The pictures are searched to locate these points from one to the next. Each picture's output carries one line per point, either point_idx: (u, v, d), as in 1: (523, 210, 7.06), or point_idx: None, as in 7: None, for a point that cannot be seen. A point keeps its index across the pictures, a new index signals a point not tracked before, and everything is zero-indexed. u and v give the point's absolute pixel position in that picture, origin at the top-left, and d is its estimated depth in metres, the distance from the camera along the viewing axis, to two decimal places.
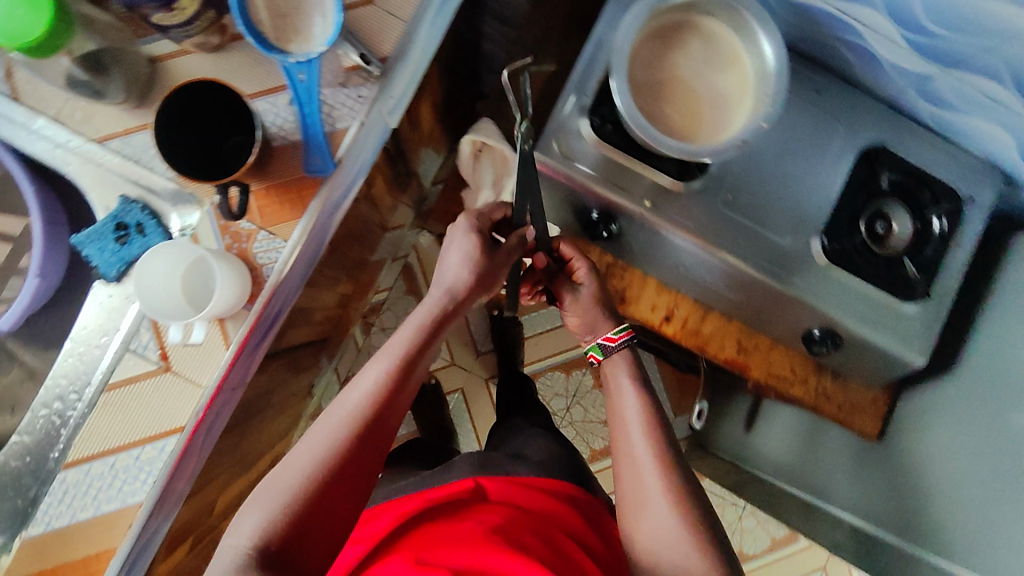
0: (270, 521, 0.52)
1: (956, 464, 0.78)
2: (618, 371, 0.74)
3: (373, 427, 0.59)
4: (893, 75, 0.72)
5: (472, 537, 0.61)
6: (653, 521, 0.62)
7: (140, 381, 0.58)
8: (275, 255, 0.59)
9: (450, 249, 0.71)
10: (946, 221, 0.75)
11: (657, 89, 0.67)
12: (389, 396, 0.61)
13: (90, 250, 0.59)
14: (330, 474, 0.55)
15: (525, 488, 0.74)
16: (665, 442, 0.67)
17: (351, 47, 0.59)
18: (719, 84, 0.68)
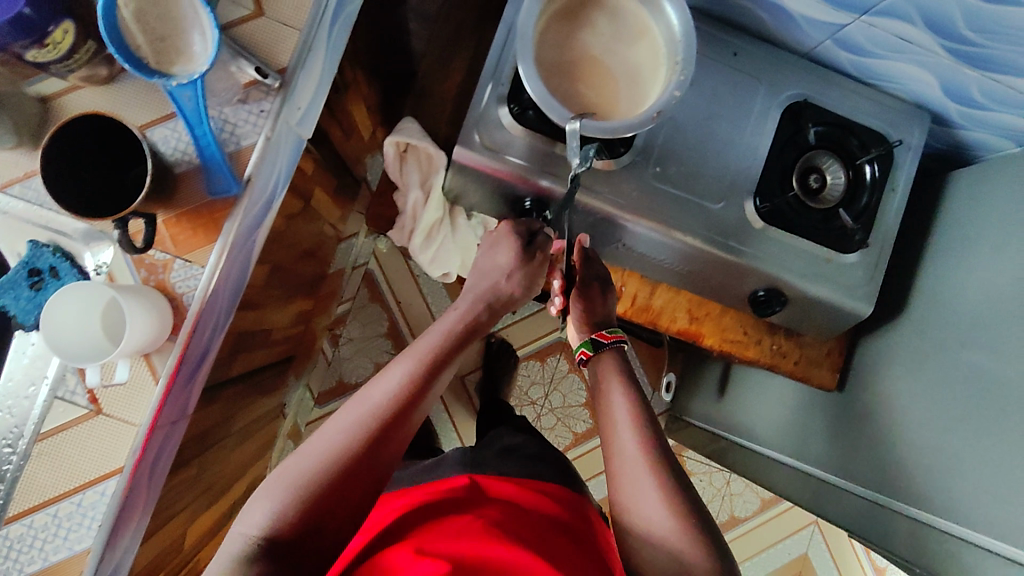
0: (285, 509, 0.49)
1: (919, 405, 0.78)
2: (608, 370, 0.70)
3: (400, 426, 0.56)
4: (807, 28, 0.72)
5: (470, 529, 0.61)
6: (645, 510, 0.60)
7: (73, 427, 0.57)
8: (193, 282, 0.58)
9: (489, 254, 0.70)
10: (876, 166, 0.75)
11: (569, 68, 0.65)
12: (419, 393, 0.58)
13: (5, 300, 0.57)
14: (349, 469, 0.52)
15: (518, 484, 0.74)
16: (652, 435, 0.64)
17: (247, 62, 0.58)
18: (632, 57, 0.66)
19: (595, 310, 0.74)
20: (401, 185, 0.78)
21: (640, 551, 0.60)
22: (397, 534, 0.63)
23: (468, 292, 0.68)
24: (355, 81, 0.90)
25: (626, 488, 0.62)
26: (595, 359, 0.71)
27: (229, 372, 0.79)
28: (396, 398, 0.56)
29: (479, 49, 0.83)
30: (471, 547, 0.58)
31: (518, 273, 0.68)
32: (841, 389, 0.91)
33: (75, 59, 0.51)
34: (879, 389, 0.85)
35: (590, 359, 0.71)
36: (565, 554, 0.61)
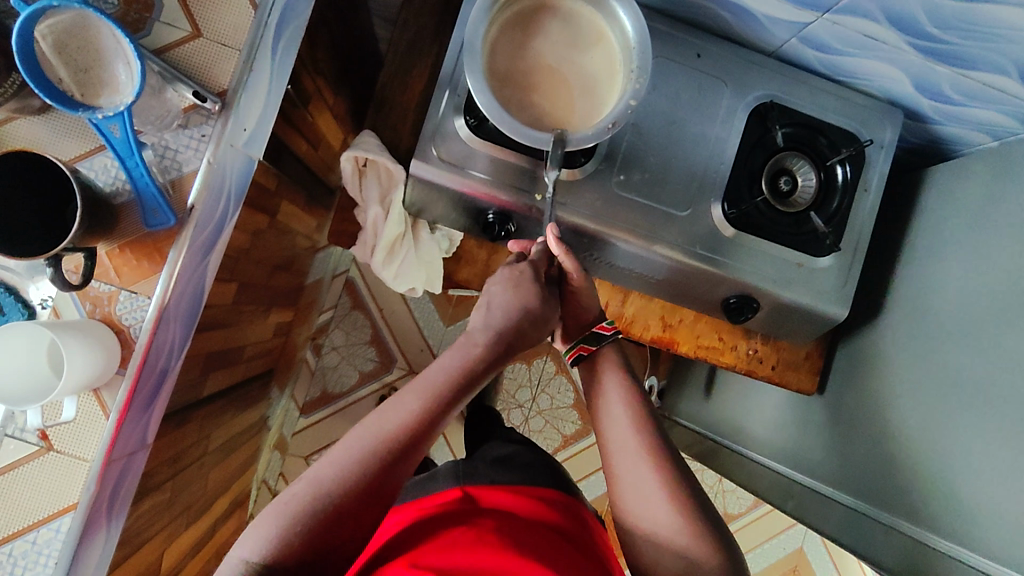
0: (277, 541, 0.46)
1: (899, 407, 0.76)
2: (603, 362, 0.63)
3: (403, 462, 0.52)
4: (770, 26, 0.69)
5: (466, 542, 0.61)
6: (653, 512, 0.54)
7: (23, 465, 0.56)
8: (141, 314, 0.58)
9: (501, 282, 0.60)
10: (848, 167, 0.73)
11: (523, 78, 0.63)
12: (428, 429, 0.53)
13: None
14: (347, 504, 0.49)
15: (509, 493, 0.73)
16: (653, 431, 0.58)
17: (184, 86, 0.57)
18: (588, 64, 0.64)
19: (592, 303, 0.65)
20: (361, 200, 0.77)
21: (652, 558, 0.54)
22: (394, 555, 0.62)
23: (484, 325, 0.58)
24: (319, 92, 0.88)
25: (627, 490, 0.56)
26: (596, 355, 0.63)
27: (199, 395, 0.78)
28: (403, 433, 0.52)
29: (441, 56, 0.81)
30: (467, 559, 0.58)
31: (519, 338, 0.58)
32: (822, 391, 0.90)
33: (1, 91, 0.50)
34: (860, 390, 0.83)
35: (591, 355, 0.63)
36: (559, 559, 0.60)
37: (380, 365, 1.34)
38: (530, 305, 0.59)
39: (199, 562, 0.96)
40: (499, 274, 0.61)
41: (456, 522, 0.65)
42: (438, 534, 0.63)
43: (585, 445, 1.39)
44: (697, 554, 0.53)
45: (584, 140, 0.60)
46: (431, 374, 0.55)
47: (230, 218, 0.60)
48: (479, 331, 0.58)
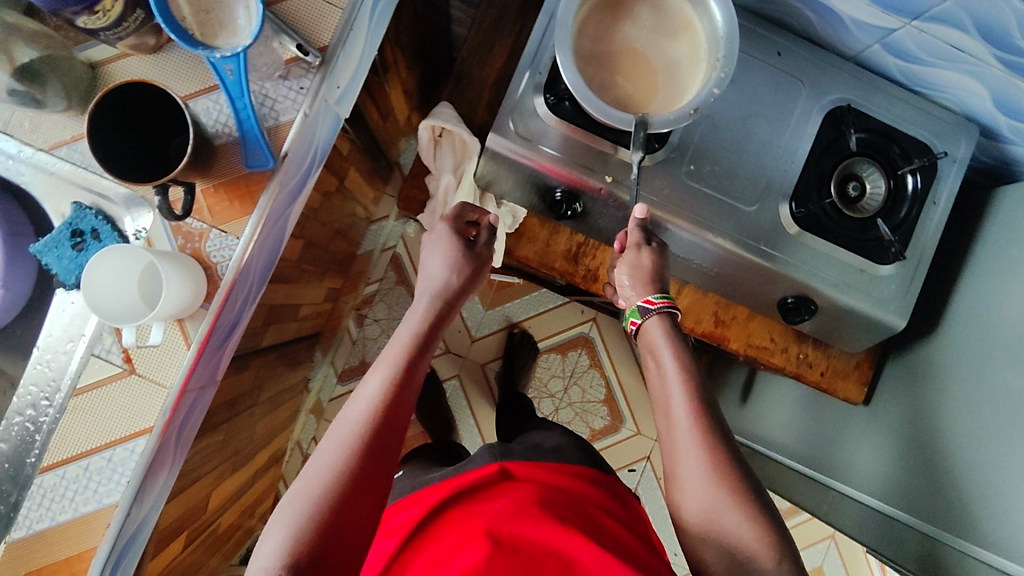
0: (302, 523, 0.48)
1: (949, 423, 0.76)
2: (656, 339, 0.63)
3: (391, 429, 0.55)
4: (854, 29, 0.70)
5: (507, 510, 0.61)
6: (700, 492, 0.55)
7: (107, 385, 0.59)
8: (228, 253, 0.60)
9: (430, 254, 0.70)
10: (919, 177, 0.73)
11: (608, 59, 0.64)
12: (401, 396, 0.57)
13: (48, 258, 0.59)
14: (354, 479, 0.51)
15: (549, 470, 0.74)
16: (706, 413, 0.58)
17: (289, 39, 0.59)
18: (673, 51, 0.65)
19: (644, 275, 0.66)
20: (435, 169, 0.81)
21: (704, 542, 0.54)
22: (435, 532, 0.63)
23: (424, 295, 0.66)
24: (396, 63, 0.91)
25: (679, 473, 0.56)
26: (643, 329, 0.65)
27: (258, 343, 0.80)
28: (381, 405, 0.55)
29: (520, 37, 0.83)
30: (508, 527, 0.58)
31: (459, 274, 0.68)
32: (867, 402, 0.90)
33: (124, 26, 0.53)
34: (909, 404, 0.83)
35: (639, 329, 0.66)
36: (604, 535, 0.61)
37: None
38: (458, 257, 0.68)
39: (237, 510, 0.99)
40: (427, 246, 0.71)
41: (501, 493, 0.66)
42: (484, 503, 0.64)
43: (613, 441, 1.39)
44: (748, 540, 0.52)
45: (664, 124, 0.61)
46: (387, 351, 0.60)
47: (313, 172, 0.65)
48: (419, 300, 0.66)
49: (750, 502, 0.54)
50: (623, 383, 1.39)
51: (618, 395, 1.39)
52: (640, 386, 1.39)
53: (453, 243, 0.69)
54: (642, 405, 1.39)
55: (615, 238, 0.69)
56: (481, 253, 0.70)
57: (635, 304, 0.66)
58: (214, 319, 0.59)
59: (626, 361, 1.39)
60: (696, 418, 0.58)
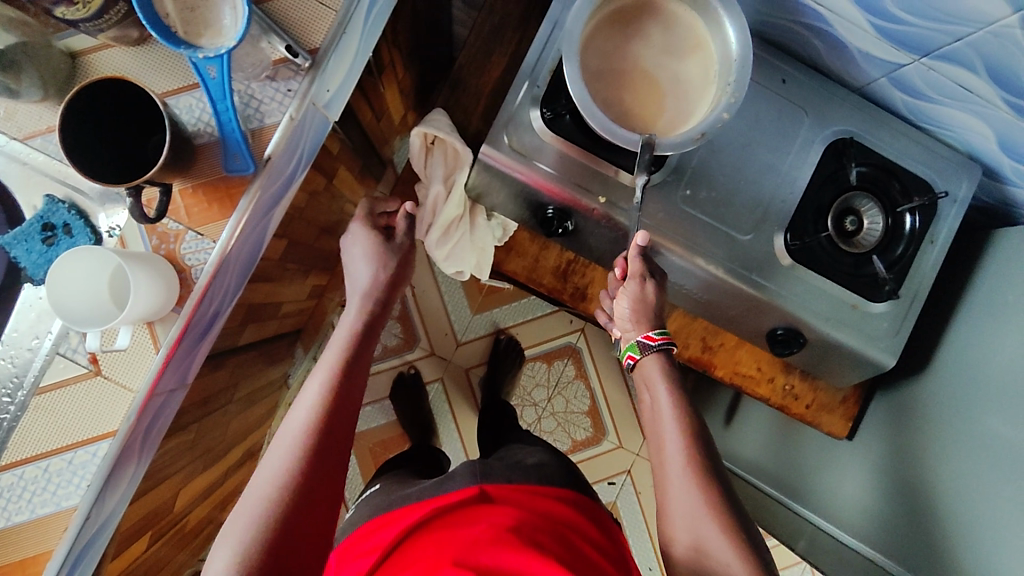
0: (250, 543, 0.47)
1: (933, 465, 0.75)
2: (652, 376, 0.64)
3: (336, 438, 0.55)
4: (862, 62, 0.69)
5: (483, 535, 0.61)
6: (692, 524, 0.54)
7: (71, 385, 0.57)
8: (203, 256, 0.58)
9: (352, 250, 0.72)
10: (917, 217, 0.72)
11: (615, 76, 0.63)
12: (341, 405, 0.58)
13: (17, 251, 0.57)
14: (300, 491, 0.51)
15: (527, 492, 0.73)
16: (701, 450, 0.59)
17: (278, 39, 0.57)
18: (682, 71, 0.64)
19: (645, 308, 0.65)
20: (425, 177, 0.79)
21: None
22: (410, 553, 0.62)
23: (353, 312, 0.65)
24: (393, 64, 0.89)
25: (671, 503, 0.57)
26: (642, 363, 0.66)
27: (235, 342, 0.78)
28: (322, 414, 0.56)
29: (521, 46, 0.81)
30: (484, 553, 0.57)
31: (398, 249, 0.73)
32: (852, 437, 0.89)
33: (106, 19, 0.51)
34: (894, 442, 0.82)
35: (636, 364, 0.66)
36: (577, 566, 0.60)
37: (402, 342, 1.34)
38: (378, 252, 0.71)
39: (207, 506, 0.98)
40: (347, 247, 0.73)
41: (476, 516, 0.65)
42: (459, 527, 0.64)
43: (594, 454, 1.37)
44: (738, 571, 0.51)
45: (670, 147, 0.59)
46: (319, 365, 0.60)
47: (299, 173, 0.63)
48: (350, 312, 0.66)
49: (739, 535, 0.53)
50: (607, 396, 1.38)
51: (602, 408, 1.38)
52: (625, 399, 1.38)
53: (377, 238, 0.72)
54: (626, 419, 1.38)
55: (615, 262, 0.67)
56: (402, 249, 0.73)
57: (636, 338, 0.66)
58: (190, 317, 0.57)
59: (612, 374, 1.38)
60: (688, 453, 0.58)
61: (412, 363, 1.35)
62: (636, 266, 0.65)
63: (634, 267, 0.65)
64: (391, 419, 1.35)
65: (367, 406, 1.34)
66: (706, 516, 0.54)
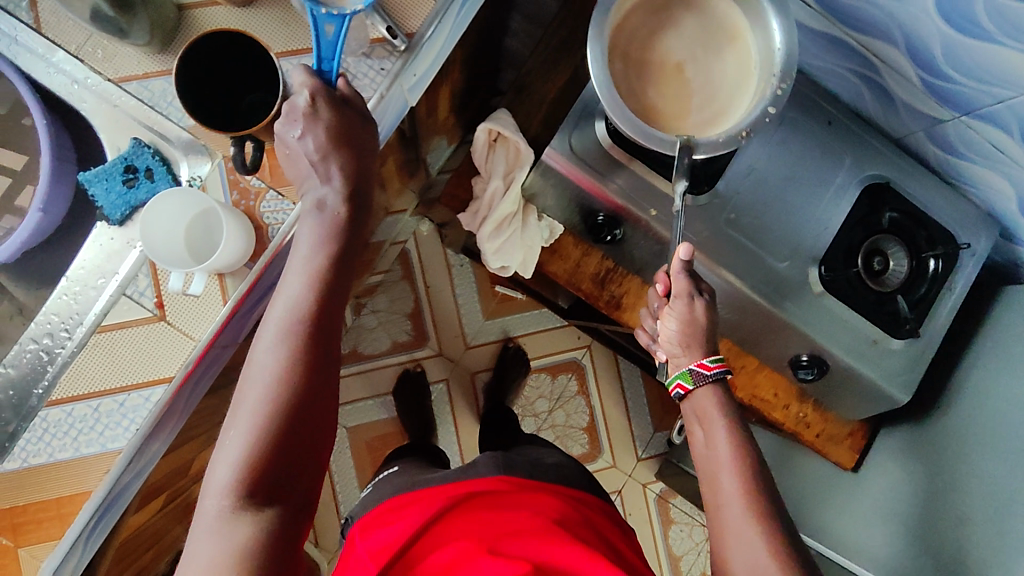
0: (247, 460, 0.46)
1: (940, 505, 0.79)
2: (707, 409, 0.67)
3: (328, 339, 0.51)
4: (905, 115, 0.74)
5: (527, 525, 0.65)
6: (745, 554, 0.59)
7: (132, 327, 0.57)
8: (282, 217, 0.59)
9: (291, 121, 0.52)
10: (941, 263, 0.77)
11: (654, 73, 0.64)
12: (333, 289, 0.52)
13: (96, 189, 0.57)
14: (297, 401, 0.48)
15: (554, 491, 0.75)
16: (753, 477, 0.62)
17: (380, 19, 0.60)
18: (724, 62, 0.64)
19: (695, 328, 0.68)
20: (484, 171, 0.78)
21: None
22: (452, 530, 0.66)
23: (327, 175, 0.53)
24: (455, 62, 0.92)
25: (725, 515, 0.61)
26: (693, 395, 0.69)
27: None
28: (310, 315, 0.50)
29: (583, 61, 0.85)
30: (534, 547, 0.61)
31: (320, 107, 0.52)
32: (856, 469, 0.91)
33: None
34: (895, 480, 0.86)
35: (688, 394, 0.69)
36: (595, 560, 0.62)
37: (413, 339, 1.36)
38: (327, 124, 0.52)
39: None
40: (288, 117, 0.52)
41: (506, 512, 0.68)
42: (495, 515, 0.67)
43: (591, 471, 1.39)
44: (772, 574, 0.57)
45: (709, 147, 0.61)
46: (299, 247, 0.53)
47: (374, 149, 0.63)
48: (322, 184, 0.53)
49: (783, 548, 0.58)
50: (606, 414, 1.40)
51: (600, 426, 1.40)
52: (623, 419, 1.41)
53: (323, 110, 0.52)
54: (623, 438, 1.40)
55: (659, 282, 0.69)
56: (355, 124, 0.54)
57: (689, 366, 0.69)
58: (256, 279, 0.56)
59: (612, 393, 1.41)
60: (744, 480, 0.62)
61: (419, 361, 1.36)
62: (682, 286, 0.67)
63: (680, 288, 0.68)
64: (392, 416, 1.35)
65: (370, 400, 1.34)
66: (745, 517, 0.60)
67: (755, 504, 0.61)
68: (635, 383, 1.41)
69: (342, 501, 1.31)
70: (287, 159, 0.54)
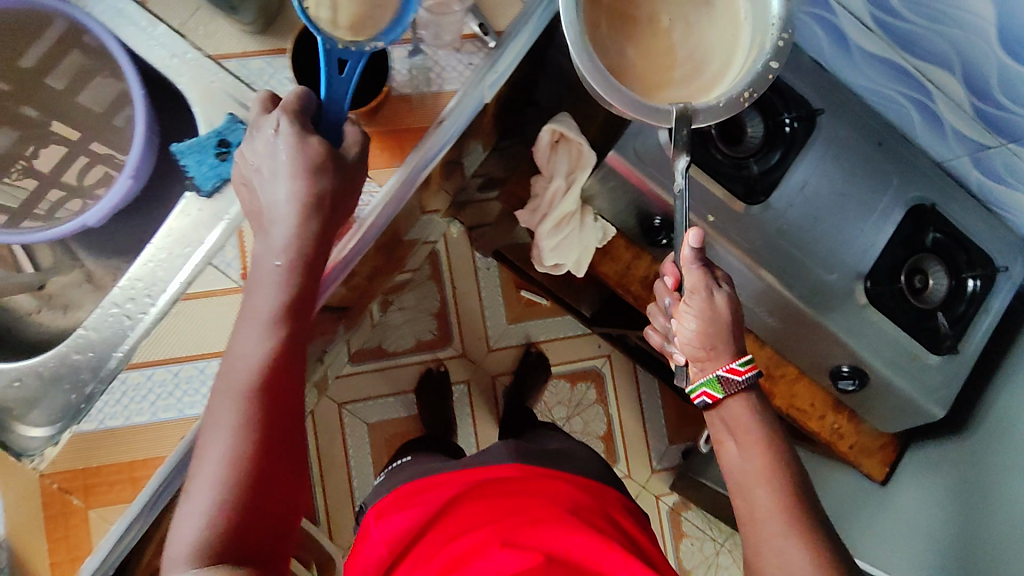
0: (212, 516, 0.45)
1: (977, 520, 0.81)
2: (740, 420, 0.64)
3: (286, 394, 0.50)
4: (952, 140, 0.78)
5: (544, 513, 0.65)
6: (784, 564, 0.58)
7: (217, 296, 0.58)
8: (368, 196, 0.62)
9: (266, 161, 0.51)
10: (979, 283, 0.80)
11: (636, 34, 0.58)
12: (291, 332, 0.51)
13: (188, 160, 0.58)
14: (258, 449, 0.47)
15: (594, 487, 0.75)
16: (794, 482, 0.62)
17: (472, 18, 0.63)
18: (707, 18, 0.58)
19: (715, 323, 0.64)
20: (546, 171, 0.79)
21: None
22: (460, 518, 0.66)
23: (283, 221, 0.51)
24: None
25: (758, 519, 0.61)
26: (725, 404, 0.65)
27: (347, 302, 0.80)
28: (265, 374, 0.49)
29: None
30: (547, 536, 0.61)
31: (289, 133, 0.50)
32: (884, 483, 0.94)
33: None
34: (925, 494, 0.88)
35: (719, 403, 0.66)
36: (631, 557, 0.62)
37: (437, 339, 1.37)
38: (299, 158, 0.50)
39: None
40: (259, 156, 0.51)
41: (550, 502, 0.68)
42: (538, 505, 0.67)
43: None
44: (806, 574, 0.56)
45: (711, 115, 0.55)
46: (256, 299, 0.51)
47: (442, 148, 0.62)
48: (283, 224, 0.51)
49: (821, 550, 0.58)
50: (623, 424, 1.42)
51: (617, 435, 1.41)
52: (641, 429, 1.42)
53: (294, 142, 0.50)
54: (638, 448, 1.42)
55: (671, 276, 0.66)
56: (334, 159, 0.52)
57: (717, 373, 0.65)
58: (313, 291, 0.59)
59: (630, 403, 1.42)
60: (784, 485, 0.61)
61: (442, 361, 1.37)
62: (695, 278, 0.63)
63: (694, 281, 0.63)
64: (412, 414, 1.35)
65: (391, 397, 1.35)
66: (777, 526, 0.59)
67: (794, 510, 0.60)
68: (653, 395, 1.43)
69: (357, 491, 1.31)
70: (257, 199, 0.53)
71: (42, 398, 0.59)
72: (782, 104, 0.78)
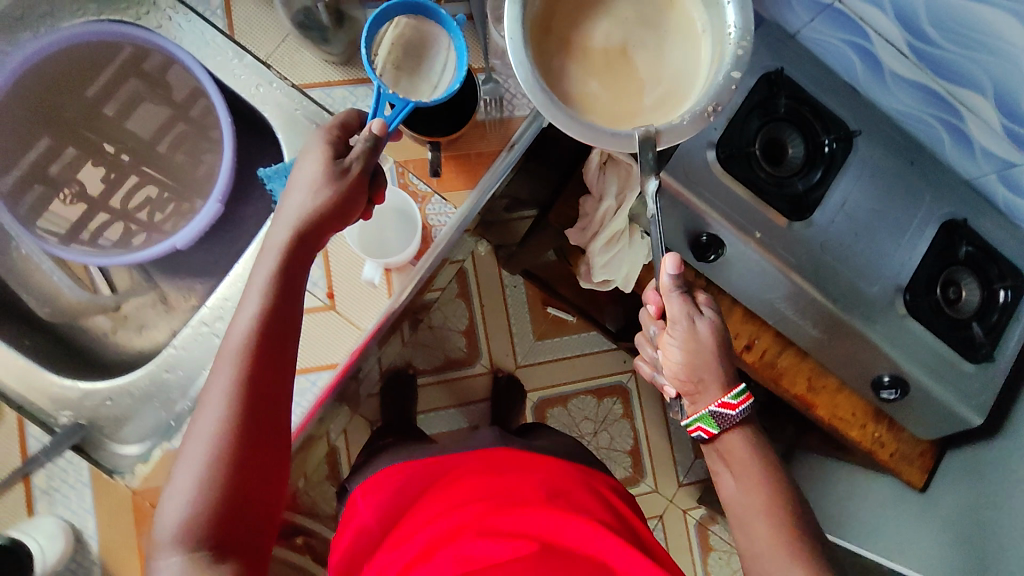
0: (198, 497, 0.49)
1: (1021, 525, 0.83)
2: (737, 450, 0.66)
3: (271, 388, 0.53)
4: (980, 159, 0.82)
5: (530, 498, 0.66)
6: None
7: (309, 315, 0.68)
8: (444, 219, 0.69)
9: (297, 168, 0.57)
10: (1010, 294, 0.84)
11: (599, 64, 0.61)
12: (279, 324, 0.55)
13: (275, 185, 0.62)
14: (240, 436, 0.51)
15: (603, 479, 0.77)
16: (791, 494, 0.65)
17: None
18: (669, 41, 0.62)
19: (700, 352, 0.64)
20: (597, 192, 0.82)
21: None
22: (462, 483, 0.69)
23: (283, 223, 0.56)
24: None
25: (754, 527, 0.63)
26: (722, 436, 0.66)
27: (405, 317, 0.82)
28: (249, 364, 0.52)
29: None
30: (535, 522, 0.63)
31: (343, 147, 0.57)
32: (923, 490, 0.96)
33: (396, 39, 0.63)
34: (964, 499, 0.91)
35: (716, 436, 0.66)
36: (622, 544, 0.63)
37: (466, 355, 1.39)
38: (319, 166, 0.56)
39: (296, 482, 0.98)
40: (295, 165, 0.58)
41: (552, 485, 0.70)
42: (541, 487, 0.69)
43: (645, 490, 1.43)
44: None
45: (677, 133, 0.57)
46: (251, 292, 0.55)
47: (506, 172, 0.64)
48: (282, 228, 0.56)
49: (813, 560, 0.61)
50: (649, 440, 1.44)
51: (643, 449, 1.43)
52: (667, 444, 1.44)
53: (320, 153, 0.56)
54: (664, 461, 1.44)
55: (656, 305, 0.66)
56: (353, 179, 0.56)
57: (709, 407, 0.65)
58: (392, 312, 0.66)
59: (657, 417, 1.44)
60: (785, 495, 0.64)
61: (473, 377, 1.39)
62: (680, 307, 0.64)
63: (677, 310, 0.64)
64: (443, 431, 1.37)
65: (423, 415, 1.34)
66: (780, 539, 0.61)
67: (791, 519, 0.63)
68: None
69: None
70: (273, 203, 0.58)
71: (135, 412, 0.69)
72: (821, 127, 0.81)
